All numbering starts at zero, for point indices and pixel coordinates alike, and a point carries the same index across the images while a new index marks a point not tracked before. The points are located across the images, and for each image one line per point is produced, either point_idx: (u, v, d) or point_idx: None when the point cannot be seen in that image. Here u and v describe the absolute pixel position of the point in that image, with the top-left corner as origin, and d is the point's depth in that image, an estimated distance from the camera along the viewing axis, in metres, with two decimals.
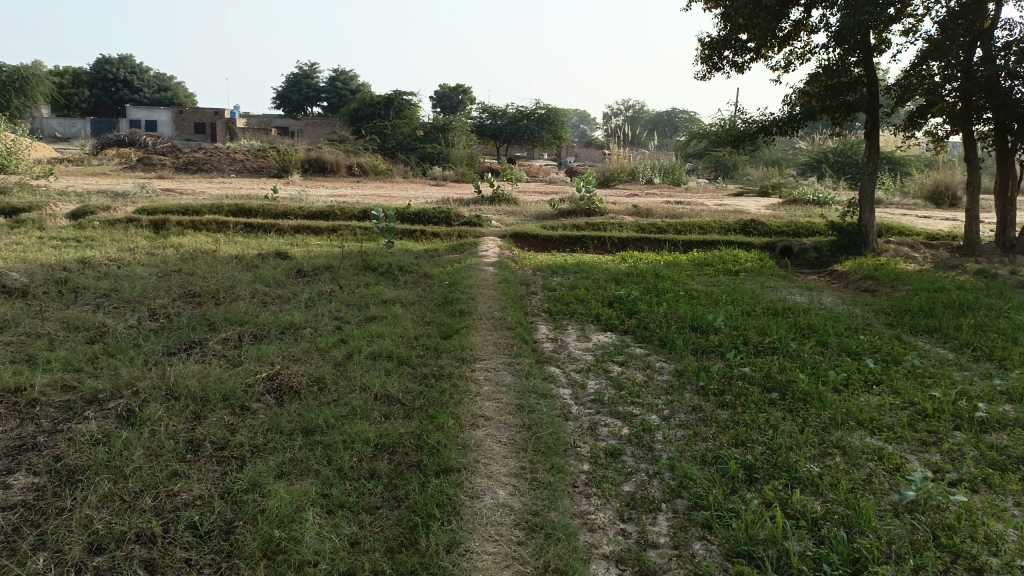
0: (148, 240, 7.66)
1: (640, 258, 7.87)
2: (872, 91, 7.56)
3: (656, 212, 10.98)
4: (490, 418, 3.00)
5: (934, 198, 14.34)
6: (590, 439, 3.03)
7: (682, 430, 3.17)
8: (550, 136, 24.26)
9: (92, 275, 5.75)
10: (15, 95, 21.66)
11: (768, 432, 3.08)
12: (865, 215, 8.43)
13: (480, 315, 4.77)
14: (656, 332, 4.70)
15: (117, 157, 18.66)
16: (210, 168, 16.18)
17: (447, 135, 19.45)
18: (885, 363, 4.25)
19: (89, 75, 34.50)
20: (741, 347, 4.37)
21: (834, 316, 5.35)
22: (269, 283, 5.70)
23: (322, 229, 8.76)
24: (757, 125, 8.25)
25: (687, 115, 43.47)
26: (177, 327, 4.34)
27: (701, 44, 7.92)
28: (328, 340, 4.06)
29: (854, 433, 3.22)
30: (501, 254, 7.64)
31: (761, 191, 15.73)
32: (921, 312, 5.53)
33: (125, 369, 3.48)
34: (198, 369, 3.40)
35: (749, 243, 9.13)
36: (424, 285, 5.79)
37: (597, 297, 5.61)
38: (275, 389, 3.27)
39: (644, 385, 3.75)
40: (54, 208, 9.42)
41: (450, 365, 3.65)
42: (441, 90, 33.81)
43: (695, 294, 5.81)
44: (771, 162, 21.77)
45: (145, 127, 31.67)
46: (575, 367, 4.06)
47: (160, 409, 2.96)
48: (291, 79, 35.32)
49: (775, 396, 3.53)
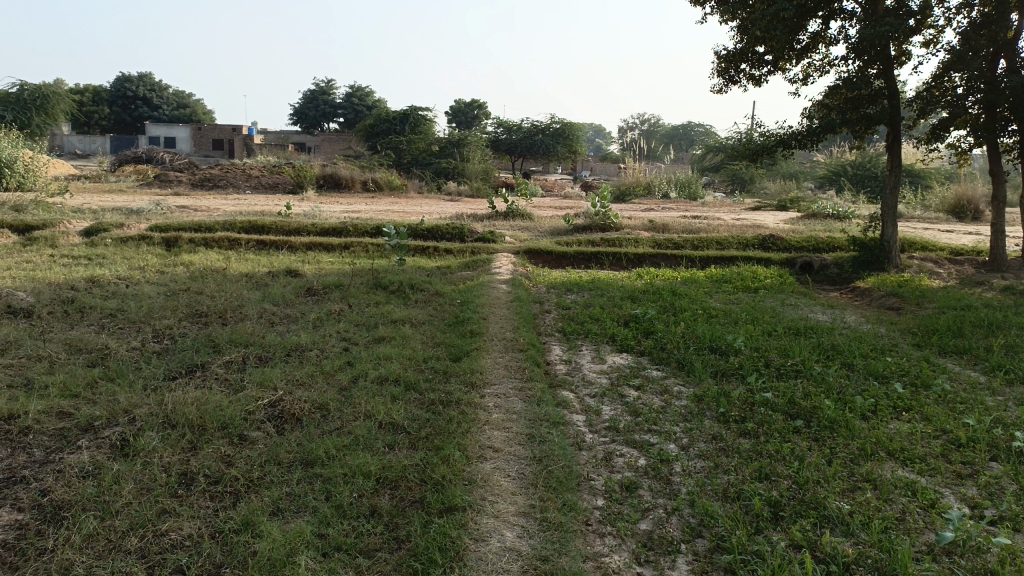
0: (159, 258, 7.60)
1: (657, 274, 7.72)
2: (893, 103, 7.39)
3: (672, 227, 10.82)
4: (499, 449, 2.85)
5: (956, 211, 14.07)
6: (604, 471, 2.88)
7: (702, 461, 3.02)
8: (565, 150, 24.18)
9: (100, 294, 5.67)
10: (37, 113, 21.89)
11: (793, 464, 2.91)
12: (887, 230, 8.22)
13: (492, 336, 4.63)
14: (674, 353, 4.54)
15: (134, 173, 18.74)
16: (226, 184, 16.20)
17: (462, 150, 19.42)
18: (914, 388, 4.06)
19: (109, 92, 34.89)
20: (763, 370, 4.20)
21: (858, 336, 5.17)
22: (278, 302, 5.60)
23: (334, 246, 8.68)
24: (775, 139, 8.08)
25: (703, 128, 43.31)
26: (181, 348, 4.23)
27: (717, 57, 7.78)
28: (334, 363, 3.93)
29: (885, 465, 3.05)
30: (515, 271, 7.50)
31: (779, 206, 15.54)
32: (949, 332, 5.34)
33: (123, 394, 3.37)
34: (198, 395, 3.29)
35: (767, 259, 8.94)
36: (435, 303, 5.67)
37: (612, 316, 5.46)
38: (276, 417, 3.14)
39: (661, 411, 3.59)
40: (68, 225, 9.41)
41: (459, 390, 3.51)
42: (457, 105, 33.89)
43: (713, 313, 5.64)
44: (788, 175, 21.56)
45: (164, 143, 31.95)
46: (589, 391, 3.91)
47: (155, 439, 2.84)
48: (307, 95, 35.55)
49: (799, 424, 3.37)
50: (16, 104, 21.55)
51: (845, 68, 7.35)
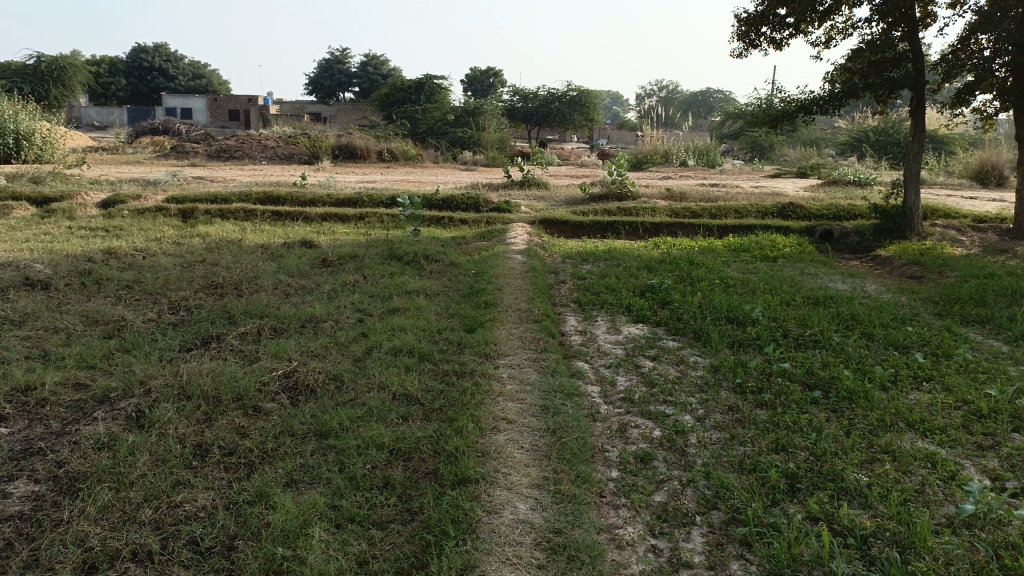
0: (175, 230, 7.61)
1: (674, 243, 7.64)
2: (917, 67, 7.20)
3: (689, 196, 10.70)
4: (513, 421, 2.83)
5: (980, 178, 13.80)
6: (619, 443, 2.86)
7: (718, 432, 2.99)
8: (581, 118, 23.92)
9: (117, 266, 5.69)
10: (54, 85, 21.92)
11: (810, 435, 2.88)
12: (910, 197, 8.07)
13: (507, 307, 4.60)
14: (690, 324, 4.50)
15: (150, 145, 18.77)
16: (242, 155, 16.19)
17: (477, 119, 19.26)
18: (934, 358, 4.00)
19: (125, 63, 34.87)
20: (781, 340, 4.15)
21: (878, 305, 5.09)
22: (293, 273, 5.60)
23: (349, 216, 8.66)
24: (795, 104, 7.91)
25: (722, 95, 42.65)
26: (196, 320, 4.24)
27: (737, 20, 7.60)
28: (349, 334, 3.93)
29: (904, 436, 3.00)
30: (530, 241, 7.45)
31: (799, 173, 15.31)
32: (971, 301, 5.24)
33: (139, 366, 3.38)
34: (213, 366, 3.30)
35: (786, 227, 8.82)
36: (450, 274, 5.65)
37: (628, 286, 5.41)
38: (291, 388, 3.14)
39: (677, 383, 3.56)
40: (86, 197, 9.45)
41: (473, 361, 3.50)
42: (472, 73, 33.56)
43: (731, 283, 5.58)
44: (808, 142, 21.22)
45: (181, 114, 31.96)
46: (604, 362, 3.88)
47: (170, 411, 2.85)
48: (322, 65, 35.36)
49: (818, 395, 3.32)
50: (33, 76, 21.59)
51: (868, 31, 7.16)
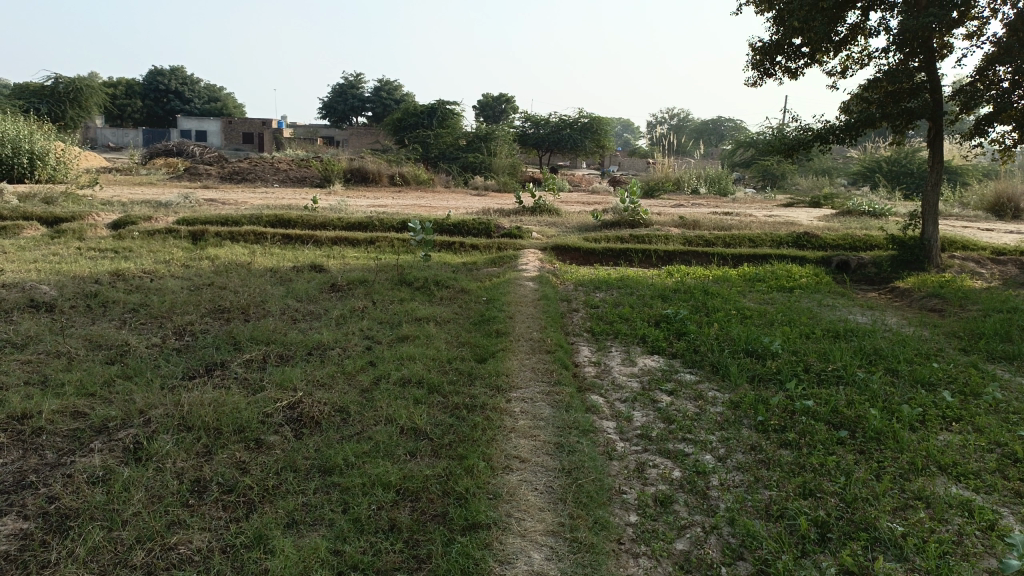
0: (185, 252, 7.55)
1: (687, 272, 7.53)
2: (935, 97, 7.10)
3: (703, 224, 10.59)
4: (526, 459, 2.70)
5: (996, 210, 13.64)
6: (636, 484, 2.72)
7: (740, 473, 2.86)
8: (593, 145, 23.94)
9: (123, 288, 5.62)
10: (70, 107, 22.13)
11: (839, 479, 2.74)
12: (928, 228, 7.93)
13: (519, 337, 4.48)
14: (707, 356, 4.37)
15: (164, 167, 18.86)
16: (254, 177, 16.22)
17: (489, 144, 19.28)
18: (962, 396, 3.85)
19: (142, 86, 35.26)
20: (802, 375, 4.01)
21: (901, 339, 4.94)
22: (301, 298, 5.51)
23: (359, 240, 8.59)
24: (812, 133, 7.80)
25: (733, 123, 42.71)
26: (201, 346, 4.14)
27: (752, 49, 7.55)
28: (356, 363, 3.81)
29: (937, 481, 2.85)
30: (542, 268, 7.35)
31: (812, 202, 15.19)
32: (996, 336, 5.09)
33: (139, 394, 3.28)
34: (215, 395, 3.19)
35: (802, 257, 8.69)
36: (461, 301, 5.55)
37: (642, 316, 5.29)
38: (295, 420, 3.03)
39: (695, 419, 3.42)
40: (96, 218, 9.42)
41: (484, 394, 3.37)
42: (485, 99, 33.72)
43: (747, 313, 5.45)
44: (820, 172, 21.14)
45: (195, 137, 32.23)
46: (619, 396, 3.75)
47: (169, 443, 2.74)
48: (335, 89, 35.65)
49: (844, 435, 3.18)
50: (50, 97, 21.80)
51: (885, 60, 7.08)
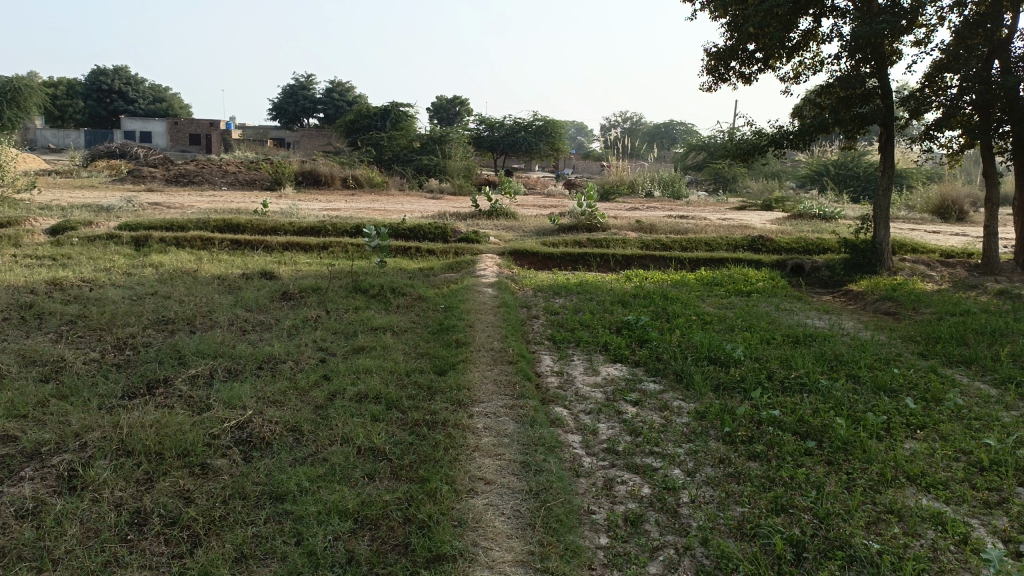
0: (127, 259, 7.25)
1: (645, 276, 7.50)
2: (886, 103, 7.19)
3: (659, 227, 10.60)
4: (491, 481, 2.58)
5: (940, 212, 13.98)
6: (606, 503, 2.62)
7: (711, 488, 2.78)
8: (547, 148, 23.93)
9: (61, 298, 5.34)
10: (8, 106, 21.28)
11: (810, 493, 2.68)
12: (879, 232, 8.04)
13: (479, 347, 4.35)
14: (670, 364, 4.31)
15: (107, 169, 18.24)
16: (202, 180, 15.77)
17: (443, 147, 19.11)
18: (924, 403, 3.85)
19: (83, 85, 34.15)
20: (766, 383, 3.97)
21: (860, 344, 4.95)
22: (251, 307, 5.30)
23: (311, 246, 8.37)
24: (766, 138, 7.84)
25: (685, 127, 43.25)
26: (143, 361, 3.92)
27: (707, 54, 7.56)
28: (310, 378, 3.64)
29: (907, 493, 2.82)
30: (500, 273, 7.23)
31: (764, 205, 15.38)
32: (951, 340, 5.13)
33: (75, 415, 3.06)
34: (158, 415, 2.99)
35: (758, 261, 8.74)
36: (418, 309, 5.40)
37: (603, 323, 5.21)
38: (244, 441, 2.86)
39: (662, 431, 3.34)
40: (34, 223, 9.00)
41: (445, 409, 3.24)
42: (439, 101, 33.51)
43: (707, 319, 5.42)
44: (770, 175, 21.46)
45: (140, 138, 31.33)
46: (584, 407, 3.65)
47: (107, 470, 2.55)
48: (286, 90, 35.03)
49: (811, 445, 3.13)
50: None
51: (837, 66, 7.14)
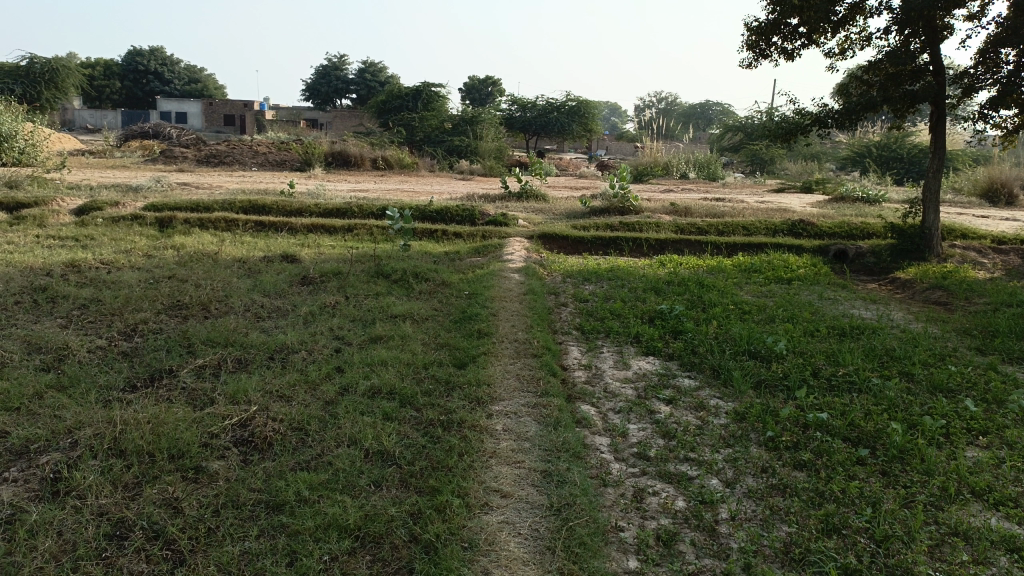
0: (150, 240, 7.12)
1: (680, 262, 7.19)
2: (939, 80, 6.73)
3: (694, 211, 10.23)
4: (508, 494, 2.34)
5: (989, 196, 13.37)
6: (635, 518, 2.37)
7: (752, 502, 2.53)
8: (580, 129, 23.49)
9: (76, 281, 5.20)
10: (45, 88, 21.43)
11: (864, 511, 2.41)
12: (928, 216, 7.60)
13: (503, 337, 4.11)
14: (707, 358, 4.02)
15: (140, 149, 18.25)
16: (232, 160, 15.68)
17: (475, 127, 18.80)
18: (985, 405, 3.52)
19: (120, 66, 34.38)
20: (812, 382, 3.67)
21: (911, 338, 4.61)
22: (269, 292, 5.12)
23: (336, 228, 8.17)
24: (810, 117, 7.41)
25: (721, 107, 42.35)
26: (150, 349, 3.75)
27: (747, 29, 7.16)
28: (322, 370, 3.43)
29: (973, 511, 2.52)
30: (528, 257, 6.97)
31: (803, 187, 14.86)
32: (1010, 334, 4.76)
33: (70, 409, 2.89)
34: (156, 410, 2.80)
35: (798, 246, 8.35)
36: (441, 295, 5.17)
37: (635, 312, 4.93)
38: (244, 441, 2.65)
39: (697, 434, 3.07)
40: (61, 203, 8.93)
41: (462, 408, 3.00)
42: (471, 82, 33.18)
43: (746, 309, 5.11)
44: (809, 157, 20.81)
45: (175, 119, 31.51)
46: (613, 406, 3.40)
47: (94, 473, 2.36)
48: (319, 71, 34.94)
49: (865, 454, 2.85)
50: (25, 77, 21.08)
51: (886, 41, 6.70)
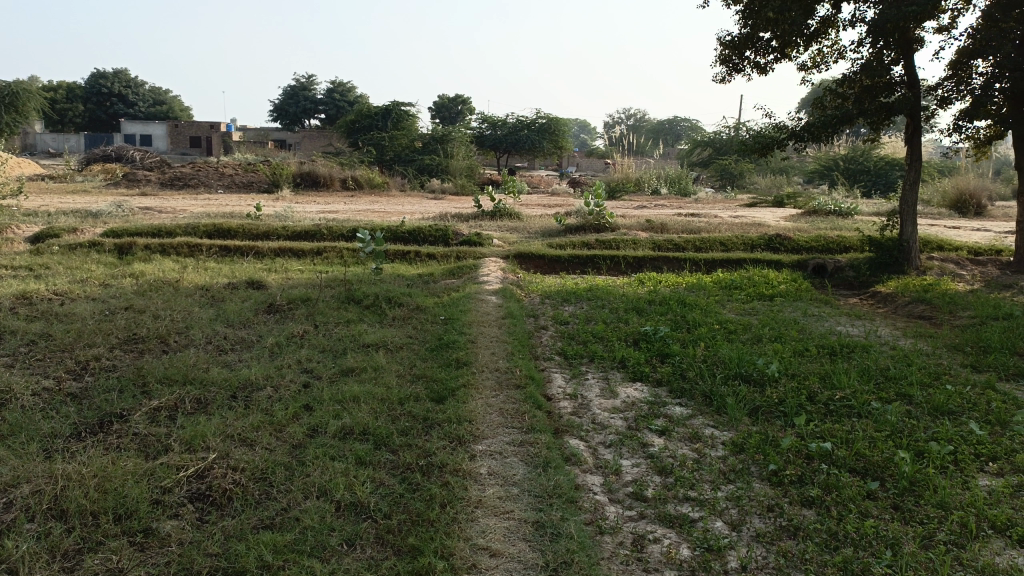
0: (107, 268, 6.80)
1: (659, 280, 7.02)
2: (913, 92, 6.65)
3: (671, 227, 10.10)
4: (498, 553, 2.12)
5: (957, 206, 13.44)
6: (637, 572, 2.15)
7: (762, 548, 2.33)
8: (551, 146, 23.41)
9: (25, 314, 4.88)
10: (5, 111, 20.86)
11: (882, 556, 2.23)
12: (906, 229, 7.52)
13: (482, 367, 3.88)
14: (697, 384, 3.83)
15: (102, 173, 17.79)
16: (197, 183, 15.30)
17: (445, 146, 18.61)
18: (989, 427, 3.36)
19: (83, 89, 33.74)
20: (809, 407, 3.49)
21: (904, 356, 4.45)
22: (233, 321, 4.85)
23: (305, 251, 7.90)
24: (786, 131, 7.24)
25: (689, 123, 42.63)
26: (102, 389, 3.46)
27: (719, 43, 7.06)
28: (288, 409, 3.17)
29: (997, 549, 2.33)
30: (505, 278, 6.76)
31: (776, 201, 14.83)
32: (1002, 349, 4.62)
33: (9, 462, 2.61)
34: (102, 461, 2.52)
35: (777, 261, 8.24)
36: (415, 321, 4.92)
37: (618, 334, 4.72)
38: (201, 496, 2.39)
39: (696, 469, 2.85)
40: (16, 230, 8.54)
41: (444, 449, 2.77)
42: (440, 100, 33.07)
43: (732, 328, 4.93)
44: (778, 171, 20.87)
45: (140, 141, 30.90)
46: (602, 439, 3.18)
47: (28, 541, 2.09)
48: (287, 91, 34.58)
49: (875, 487, 2.66)
50: None
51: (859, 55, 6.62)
